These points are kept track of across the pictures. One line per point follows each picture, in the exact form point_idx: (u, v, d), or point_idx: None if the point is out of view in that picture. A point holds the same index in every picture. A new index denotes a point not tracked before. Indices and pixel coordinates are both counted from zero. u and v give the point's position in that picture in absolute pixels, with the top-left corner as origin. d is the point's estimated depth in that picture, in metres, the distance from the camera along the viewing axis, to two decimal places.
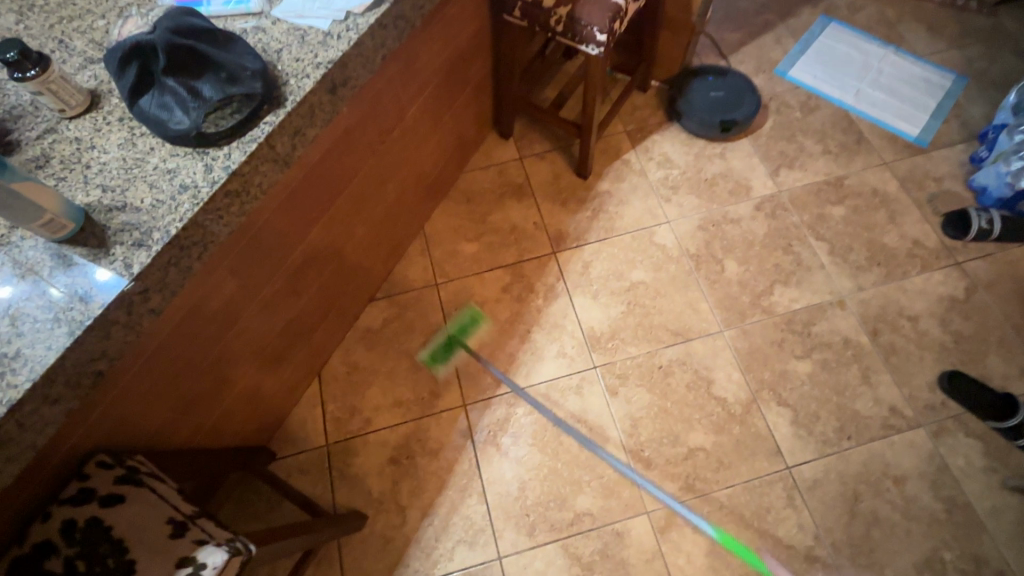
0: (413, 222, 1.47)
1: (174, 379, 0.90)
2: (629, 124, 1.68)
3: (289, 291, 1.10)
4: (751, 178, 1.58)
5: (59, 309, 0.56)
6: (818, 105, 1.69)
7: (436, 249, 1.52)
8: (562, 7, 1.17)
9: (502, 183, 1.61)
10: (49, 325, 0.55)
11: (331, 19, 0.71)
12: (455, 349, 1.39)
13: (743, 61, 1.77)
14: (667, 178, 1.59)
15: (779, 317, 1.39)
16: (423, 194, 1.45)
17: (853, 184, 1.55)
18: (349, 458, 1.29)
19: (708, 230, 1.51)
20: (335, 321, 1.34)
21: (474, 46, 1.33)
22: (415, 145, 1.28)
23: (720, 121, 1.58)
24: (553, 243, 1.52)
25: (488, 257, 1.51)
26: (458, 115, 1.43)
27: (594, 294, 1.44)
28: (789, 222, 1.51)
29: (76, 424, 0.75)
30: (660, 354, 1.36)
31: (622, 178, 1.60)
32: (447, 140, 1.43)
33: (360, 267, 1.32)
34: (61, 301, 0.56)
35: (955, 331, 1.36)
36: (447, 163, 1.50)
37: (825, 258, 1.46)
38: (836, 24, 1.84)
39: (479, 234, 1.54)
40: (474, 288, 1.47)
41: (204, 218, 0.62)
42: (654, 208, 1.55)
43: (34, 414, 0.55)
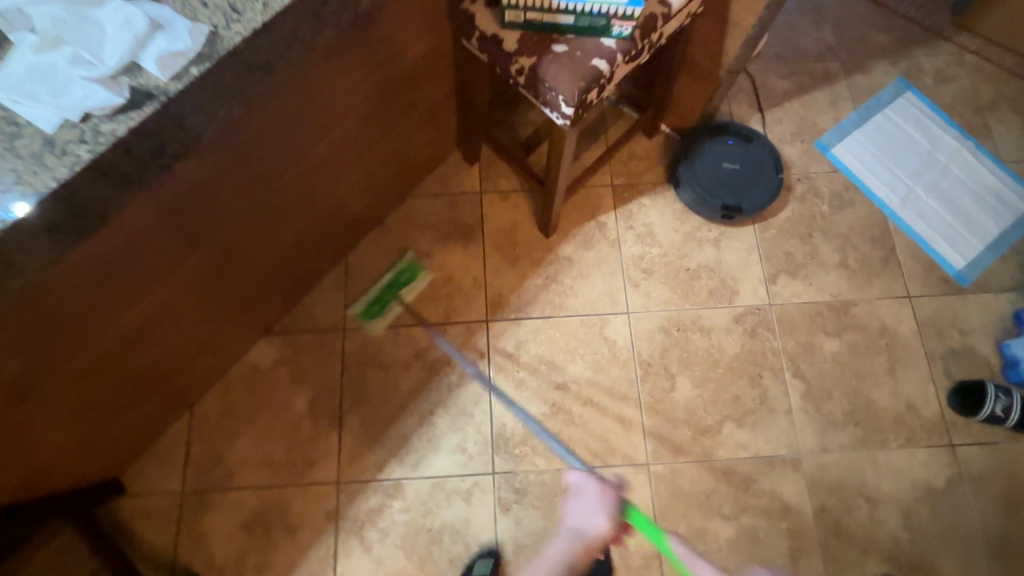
0: (328, 254, 1.26)
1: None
2: (618, 176, 1.39)
3: (127, 348, 0.92)
4: (741, 280, 1.31)
5: None
6: (854, 201, 1.37)
7: (354, 285, 1.31)
8: (526, 57, 0.87)
9: (451, 219, 1.35)
10: None
11: (59, 119, 0.54)
12: (344, 415, 1.22)
13: (782, 120, 1.43)
14: (643, 257, 1.32)
15: (718, 462, 1.19)
16: (344, 227, 1.23)
17: (859, 315, 1.28)
18: (201, 512, 1.16)
19: (670, 335, 1.27)
20: (213, 357, 1.17)
21: (426, 68, 1.05)
22: (322, 182, 1.05)
23: (722, 206, 1.29)
24: (488, 309, 1.29)
25: (410, 309, 1.29)
26: (401, 142, 1.18)
27: (517, 384, 1.24)
28: (767, 346, 1.26)
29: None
30: (569, 475, 1.18)
31: (591, 244, 1.34)
32: (380, 170, 1.19)
33: (245, 305, 1.14)
34: None
35: (917, 527, 1.15)
36: (383, 193, 1.26)
37: (795, 400, 1.23)
38: (913, 93, 1.46)
39: (407, 277, 1.32)
40: (384, 344, 1.27)
41: None
42: (616, 291, 1.30)
43: None
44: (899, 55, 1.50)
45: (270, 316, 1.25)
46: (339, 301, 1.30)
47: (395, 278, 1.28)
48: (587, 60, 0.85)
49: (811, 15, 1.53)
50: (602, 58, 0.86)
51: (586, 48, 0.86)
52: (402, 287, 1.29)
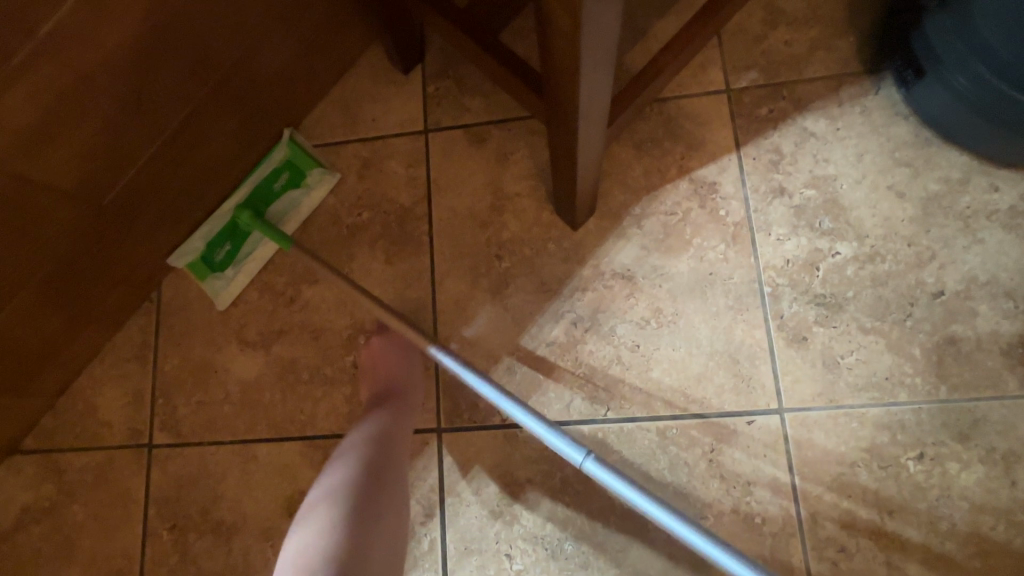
0: (41, 329, 0.54)
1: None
2: (745, 72, 0.58)
3: None
4: None
5: None
6: None
7: (169, 353, 0.62)
8: None
9: (363, 198, 0.62)
10: None
11: None
12: None
13: None
14: (815, 268, 0.54)
15: None
16: (51, 272, 0.50)
17: None
18: None
19: (894, 468, 0.50)
20: None
21: None
22: None
23: None
24: (444, 402, 0.57)
25: (282, 404, 0.60)
26: (124, 33, 0.41)
27: None
28: None
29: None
30: None
31: (678, 239, 0.56)
32: (81, 113, 0.43)
33: None
34: None
35: None
36: (153, 182, 0.52)
37: None
38: None
39: (277, 330, 0.61)
40: (228, 483, 0.59)
41: None
42: (750, 356, 0.53)
43: None
44: None
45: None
46: (140, 388, 0.62)
47: (259, 187, 0.59)
48: None
49: None
50: None
51: None
52: (297, 195, 0.61)
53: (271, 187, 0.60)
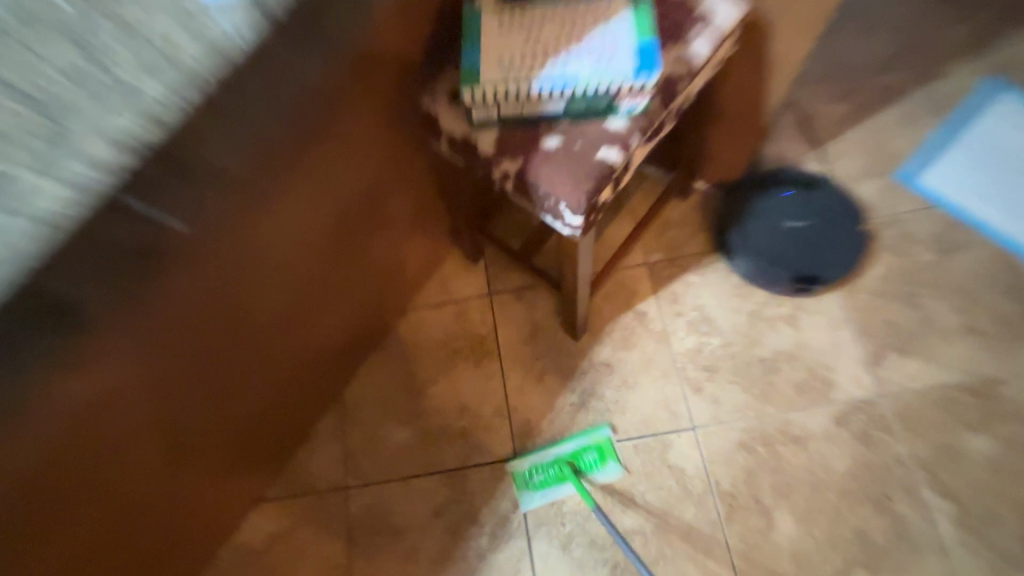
0: (299, 421, 1.02)
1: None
2: (654, 252, 1.13)
3: None
4: (836, 366, 1.01)
5: None
6: (967, 243, 1.06)
7: (353, 431, 1.08)
8: (511, 157, 0.64)
9: (460, 334, 1.12)
10: None
11: None
12: None
13: (848, 153, 1.15)
14: (702, 351, 1.05)
15: None
16: (311, 390, 1.00)
17: (1011, 396, 0.95)
18: None
19: (753, 453, 0.97)
20: (185, 559, 0.94)
21: (398, 168, 0.83)
22: (273, 355, 0.81)
23: (794, 278, 1.03)
24: (516, 444, 1.04)
25: (421, 454, 1.05)
26: (367, 280, 0.95)
27: (565, 543, 0.96)
28: (892, 454, 0.94)
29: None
30: None
31: (631, 343, 1.07)
32: (347, 316, 0.95)
33: (219, 492, 0.90)
34: None
35: None
36: (357, 339, 1.04)
37: (948, 530, 0.89)
38: (1013, 94, 1.16)
39: (415, 412, 1.08)
40: (395, 502, 1.03)
41: None
42: (674, 400, 1.03)
43: None
44: (985, 47, 1.20)
45: (229, 512, 0.98)
46: (337, 453, 1.07)
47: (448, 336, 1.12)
48: (589, 154, 0.63)
49: (861, 18, 1.25)
50: (609, 145, 0.63)
51: (586, 133, 0.64)
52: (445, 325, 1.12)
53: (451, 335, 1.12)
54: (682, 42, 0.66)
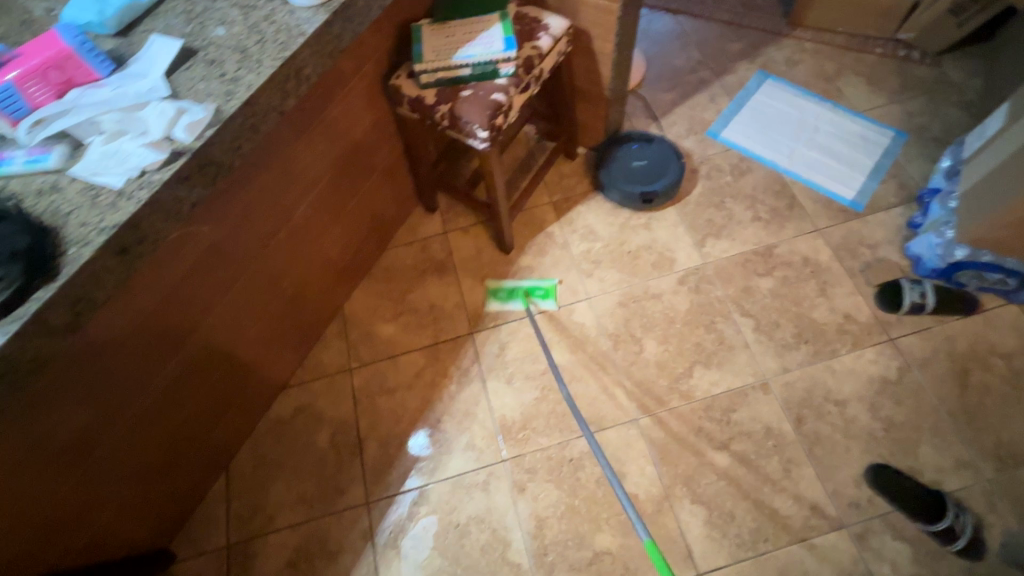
0: (316, 322, 1.46)
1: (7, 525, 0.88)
2: (554, 194, 1.65)
3: (168, 400, 1.10)
4: (676, 250, 1.53)
5: None
6: (750, 168, 1.64)
7: (352, 330, 1.51)
8: (444, 104, 1.15)
9: (425, 260, 1.60)
10: None
11: (124, 177, 0.70)
12: (362, 442, 1.36)
13: (674, 123, 1.74)
14: (590, 251, 1.55)
15: (698, 402, 1.33)
16: (324, 297, 1.44)
17: (782, 253, 1.49)
18: (248, 561, 1.26)
19: (628, 306, 1.46)
20: (240, 416, 1.34)
21: (378, 134, 1.33)
22: (300, 251, 1.28)
23: (640, 194, 1.53)
24: (470, 323, 1.50)
25: (404, 338, 1.49)
26: (359, 215, 1.43)
27: (508, 379, 1.41)
28: (713, 296, 1.45)
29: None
30: (571, 446, 1.31)
31: (544, 251, 1.57)
32: (346, 240, 1.43)
33: (262, 359, 1.32)
34: None
35: (886, 418, 1.27)
36: (353, 264, 1.50)
37: (749, 335, 1.40)
38: (772, 80, 1.80)
39: (397, 312, 1.53)
40: (388, 371, 1.45)
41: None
42: (575, 283, 1.51)
43: None
44: (753, 55, 1.86)
45: (269, 386, 1.39)
46: (342, 346, 1.49)
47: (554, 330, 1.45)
48: (489, 96, 1.13)
49: (675, 44, 1.90)
50: (499, 91, 1.14)
51: (486, 88, 1.15)
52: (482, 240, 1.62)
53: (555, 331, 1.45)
54: (535, 39, 1.19)
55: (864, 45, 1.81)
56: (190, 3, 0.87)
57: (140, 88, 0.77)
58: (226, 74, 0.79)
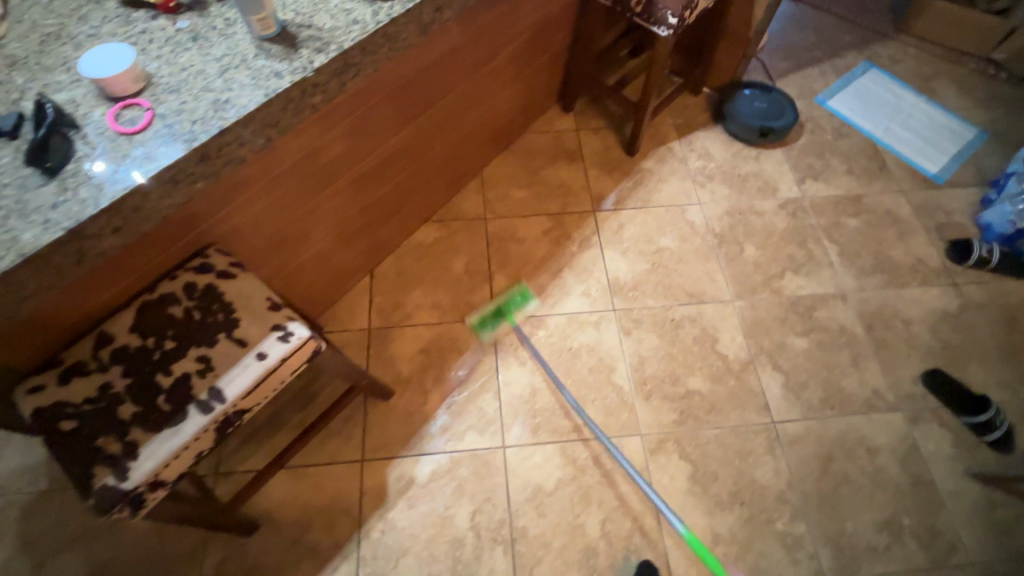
0: (465, 172, 1.67)
1: (267, 215, 1.07)
2: (678, 119, 1.88)
3: (374, 177, 1.30)
4: (779, 182, 1.75)
5: (228, 72, 0.73)
6: (850, 133, 1.87)
7: (490, 189, 1.72)
8: None
9: (559, 148, 1.81)
10: (216, 78, 0.73)
11: None
12: (492, 273, 1.57)
13: (787, 86, 1.98)
14: (704, 168, 1.78)
15: (785, 298, 1.54)
16: (479, 150, 1.65)
17: (869, 202, 1.73)
18: (386, 341, 1.45)
19: (734, 217, 1.68)
20: (395, 228, 1.53)
21: (564, 16, 1.56)
22: (486, 95, 1.49)
23: (759, 126, 1.76)
24: (594, 203, 1.70)
25: (535, 204, 1.69)
26: (525, 87, 1.65)
27: (623, 251, 1.61)
28: (807, 223, 1.68)
29: (193, 221, 0.91)
30: (673, 310, 1.51)
31: (664, 161, 1.79)
32: (511, 106, 1.65)
33: (428, 182, 1.52)
34: (215, 72, 0.73)
35: (943, 339, 1.49)
36: (505, 131, 1.72)
37: (835, 257, 1.62)
38: (876, 70, 2.04)
39: (530, 183, 1.74)
40: (518, 226, 1.65)
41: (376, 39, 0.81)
42: (689, 191, 1.73)
43: (250, 136, 0.73)
44: (862, 47, 2.11)
45: (420, 212, 1.60)
46: (480, 200, 1.70)
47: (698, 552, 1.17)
48: None
49: (795, 25, 2.15)
50: None
51: None
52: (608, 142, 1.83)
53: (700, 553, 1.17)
54: None
55: (959, 59, 2.07)
56: None
57: None
58: None
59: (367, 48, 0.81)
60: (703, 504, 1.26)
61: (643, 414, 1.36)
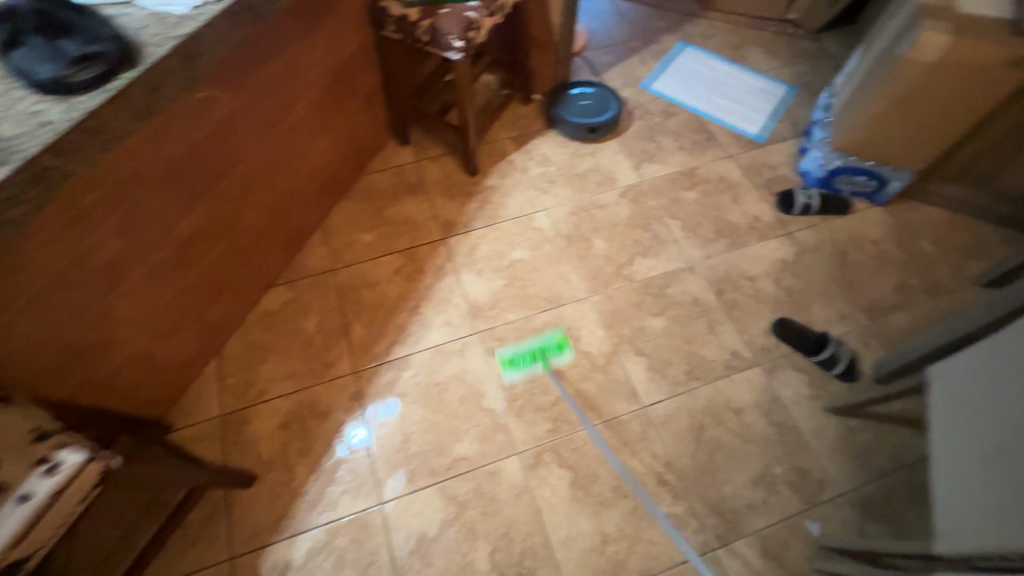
0: (300, 229, 1.64)
1: (44, 333, 1.00)
2: (514, 131, 1.92)
3: (178, 259, 1.25)
4: (617, 172, 1.82)
5: None
6: (676, 112, 1.97)
7: (334, 240, 1.69)
8: (425, 20, 1.39)
9: (401, 182, 1.81)
10: None
11: (186, 6, 0.89)
12: (348, 325, 1.52)
13: (613, 78, 2.06)
14: (546, 174, 1.81)
15: (638, 282, 1.58)
16: (307, 204, 1.63)
17: (703, 173, 1.81)
18: (241, 426, 1.38)
19: (579, 215, 1.72)
20: (230, 303, 1.48)
21: (361, 59, 1.57)
22: (292, 151, 1.48)
23: (586, 124, 1.82)
24: (443, 231, 1.70)
25: (382, 244, 1.68)
26: (340, 133, 1.65)
27: (479, 272, 1.61)
28: (648, 206, 1.74)
29: None
30: (534, 319, 1.52)
31: (507, 175, 1.82)
32: (330, 155, 1.64)
33: (253, 248, 1.48)
34: None
35: (786, 287, 1.57)
36: (333, 180, 1.70)
37: (678, 232, 1.68)
38: (691, 48, 2.17)
39: (375, 225, 1.72)
40: (369, 271, 1.62)
41: (74, 138, 0.76)
42: (534, 199, 1.76)
43: None
44: (675, 30, 2.23)
45: (257, 280, 1.54)
46: (324, 253, 1.67)
47: (547, 345, 1.46)
48: (462, 14, 1.39)
49: (612, 20, 2.26)
50: (471, 11, 1.40)
51: (459, 9, 1.40)
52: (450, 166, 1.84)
53: (552, 347, 1.46)
54: None
55: (762, 25, 2.23)
56: None
57: None
58: None
59: (67, 148, 0.76)
60: (588, 508, 1.26)
61: (518, 432, 1.35)
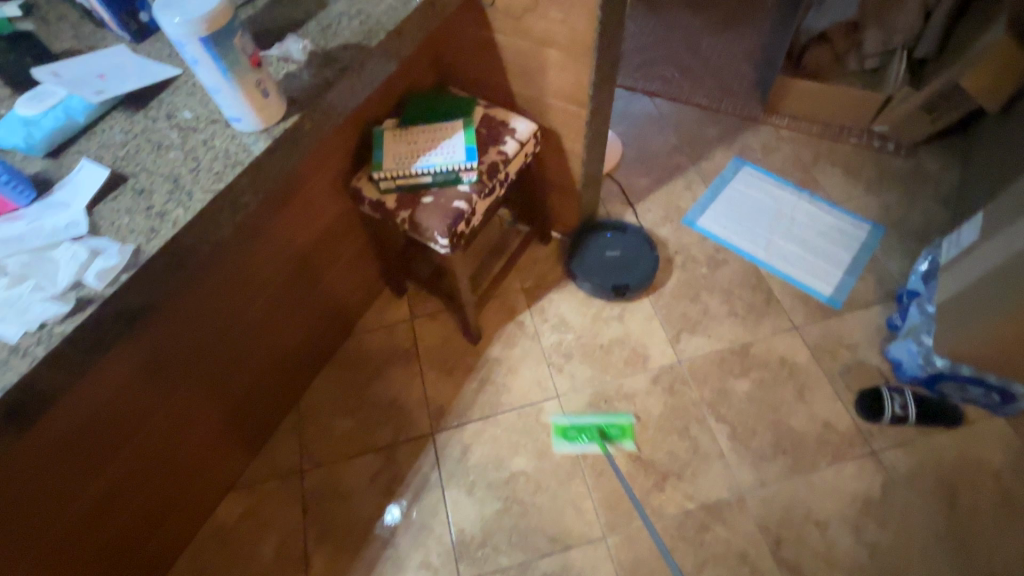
0: (270, 418, 1.38)
1: None
2: (527, 281, 1.61)
3: (89, 525, 1.00)
4: (649, 345, 1.48)
5: None
6: (726, 259, 1.60)
7: (309, 426, 1.42)
8: (403, 211, 1.10)
9: (390, 348, 1.52)
10: None
11: (20, 331, 0.64)
12: (308, 556, 1.26)
13: (650, 209, 1.72)
14: (561, 344, 1.50)
15: (670, 519, 1.24)
16: (278, 391, 1.37)
17: (759, 352, 1.44)
18: None
19: (599, 407, 1.39)
20: (175, 529, 1.23)
21: (340, 229, 1.31)
22: (251, 349, 1.22)
23: (612, 285, 1.50)
24: (432, 421, 1.41)
25: (362, 437, 1.40)
26: (321, 305, 1.38)
27: (469, 487, 1.31)
28: (687, 399, 1.39)
29: None
30: (533, 568, 1.21)
31: (514, 343, 1.51)
32: (306, 332, 1.37)
33: (204, 463, 1.23)
34: None
35: (869, 542, 1.19)
36: (313, 354, 1.44)
37: (724, 443, 1.32)
38: (749, 166, 1.79)
39: (357, 408, 1.44)
40: (342, 475, 1.35)
41: None
42: (544, 379, 1.45)
43: None
44: (730, 140, 1.86)
45: (212, 490, 1.29)
46: (295, 444, 1.40)
47: (609, 429, 1.35)
48: (450, 204, 1.09)
49: (654, 127, 1.91)
50: (461, 199, 1.10)
51: (448, 195, 1.11)
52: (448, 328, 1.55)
53: (614, 432, 1.35)
54: (499, 144, 1.16)
55: (840, 134, 1.83)
56: (131, 122, 0.83)
57: (57, 224, 0.72)
58: (153, 207, 0.74)
59: None
60: None
61: None
